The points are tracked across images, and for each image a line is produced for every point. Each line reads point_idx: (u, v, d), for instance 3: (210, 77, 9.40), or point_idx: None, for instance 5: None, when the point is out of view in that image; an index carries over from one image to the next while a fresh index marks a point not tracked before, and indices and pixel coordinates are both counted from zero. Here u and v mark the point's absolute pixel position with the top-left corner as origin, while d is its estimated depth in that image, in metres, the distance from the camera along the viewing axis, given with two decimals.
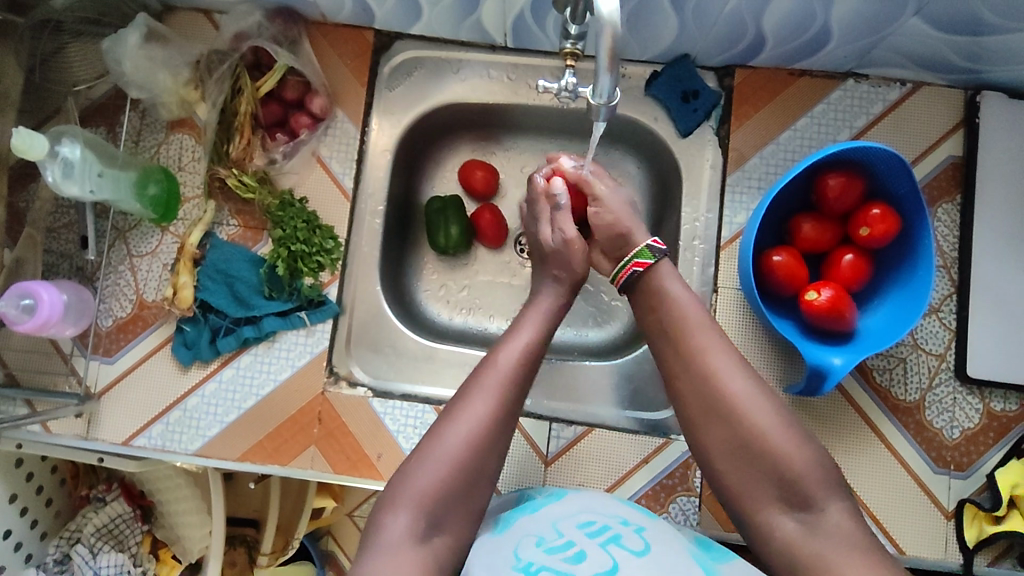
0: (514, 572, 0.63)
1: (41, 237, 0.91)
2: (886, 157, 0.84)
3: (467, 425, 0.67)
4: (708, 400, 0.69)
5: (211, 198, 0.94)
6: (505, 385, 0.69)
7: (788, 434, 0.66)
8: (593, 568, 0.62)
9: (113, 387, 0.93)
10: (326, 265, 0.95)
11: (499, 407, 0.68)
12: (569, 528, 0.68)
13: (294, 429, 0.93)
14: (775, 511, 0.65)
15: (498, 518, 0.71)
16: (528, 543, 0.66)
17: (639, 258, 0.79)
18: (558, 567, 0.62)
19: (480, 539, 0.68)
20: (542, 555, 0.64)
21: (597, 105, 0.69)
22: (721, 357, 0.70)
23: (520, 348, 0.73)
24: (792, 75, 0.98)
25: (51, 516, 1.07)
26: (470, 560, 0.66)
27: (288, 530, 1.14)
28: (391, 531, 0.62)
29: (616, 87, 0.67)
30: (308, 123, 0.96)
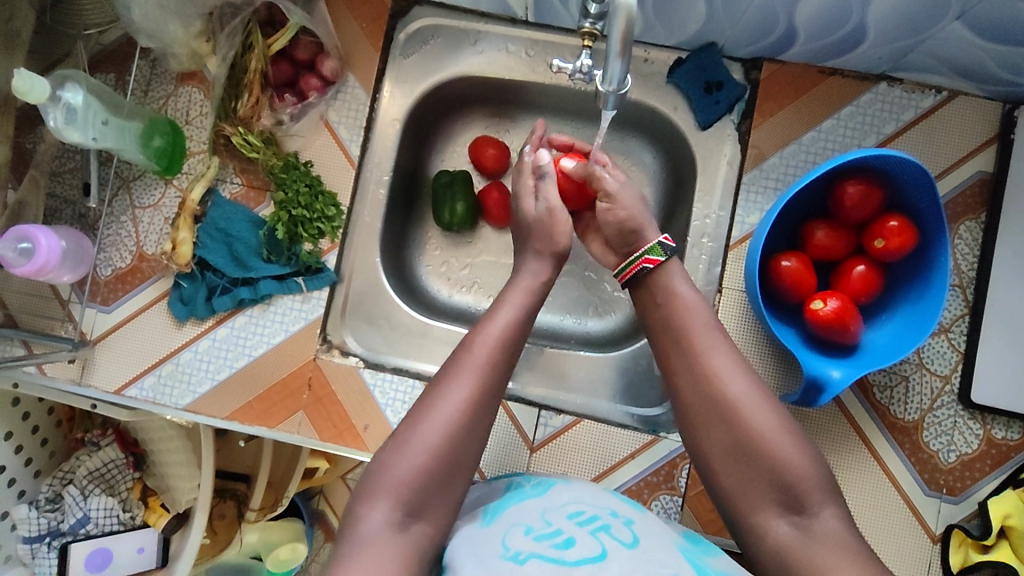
0: (501, 560, 0.58)
1: (45, 180, 0.91)
2: (910, 168, 0.81)
3: (446, 403, 0.66)
4: (708, 401, 0.67)
5: (215, 155, 0.94)
6: (487, 366, 0.68)
7: (785, 439, 0.64)
8: (583, 552, 0.58)
9: (109, 335, 0.93)
10: (327, 232, 0.94)
11: (480, 388, 0.67)
12: (557, 517, 0.64)
13: (283, 392, 0.93)
14: (754, 520, 0.64)
15: (484, 509, 0.69)
16: (516, 532, 0.62)
17: (650, 254, 0.77)
18: (546, 552, 0.58)
19: (462, 532, 0.65)
20: (530, 542, 0.60)
21: (605, 92, 0.67)
22: (721, 357, 0.68)
23: (506, 330, 0.72)
24: (822, 74, 0.94)
25: (45, 456, 1.09)
26: (453, 551, 0.63)
27: (280, 487, 1.15)
28: (366, 523, 0.61)
29: (627, 74, 0.65)
30: (318, 85, 0.94)
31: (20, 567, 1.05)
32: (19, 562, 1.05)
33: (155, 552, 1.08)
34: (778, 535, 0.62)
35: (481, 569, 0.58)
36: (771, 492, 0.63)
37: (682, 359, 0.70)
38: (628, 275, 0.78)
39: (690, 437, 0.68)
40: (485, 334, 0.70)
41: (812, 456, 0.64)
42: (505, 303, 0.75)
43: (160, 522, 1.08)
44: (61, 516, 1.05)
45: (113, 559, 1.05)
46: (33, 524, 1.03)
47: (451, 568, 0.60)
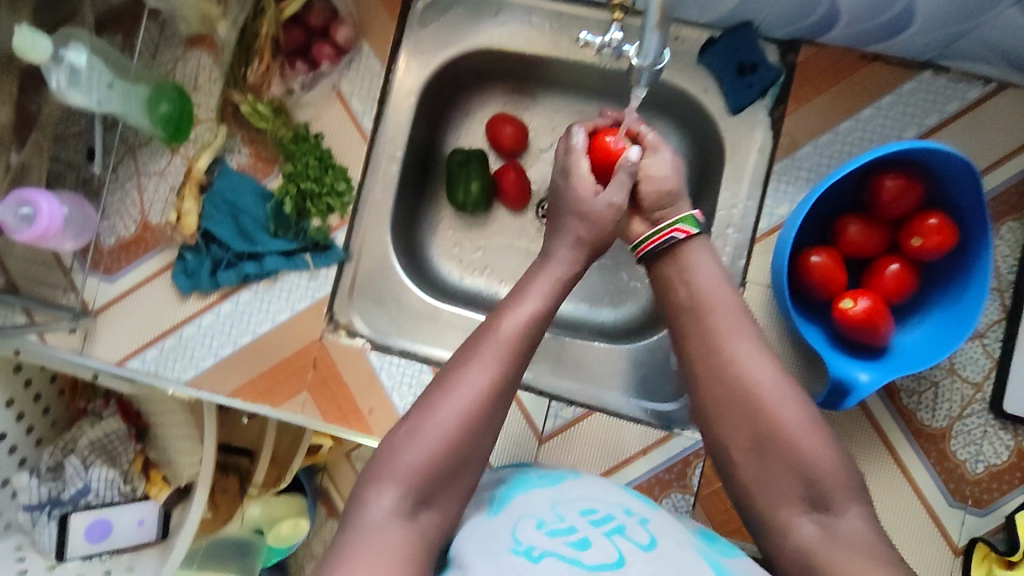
0: (513, 554, 0.55)
1: (49, 145, 0.86)
2: (954, 163, 0.76)
3: (456, 394, 0.62)
4: (732, 397, 0.63)
5: (223, 123, 0.90)
6: (502, 356, 0.64)
7: (811, 435, 0.60)
8: (599, 556, 0.56)
9: (111, 306, 0.91)
10: (336, 208, 0.91)
11: (496, 380, 0.63)
12: (570, 513, 0.61)
13: (288, 371, 0.90)
14: (772, 529, 0.61)
15: (491, 496, 0.66)
16: (527, 525, 0.59)
17: (683, 225, 0.73)
18: (561, 552, 0.56)
19: (468, 522, 0.62)
20: (543, 539, 0.57)
21: (639, 67, 0.62)
22: (743, 346, 0.65)
23: (523, 318, 0.68)
24: (863, 59, 0.88)
25: (47, 424, 1.07)
26: (458, 544, 0.60)
27: (283, 463, 1.13)
28: (371, 509, 0.58)
29: (664, 49, 0.61)
30: (331, 54, 0.90)
31: (20, 534, 1.04)
32: (20, 530, 1.04)
33: (156, 525, 1.05)
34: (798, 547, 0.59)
35: (491, 562, 0.55)
36: (792, 498, 0.60)
37: (703, 356, 0.66)
38: (649, 246, 0.74)
39: (711, 437, 0.65)
40: (501, 323, 0.67)
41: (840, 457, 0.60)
42: (524, 292, 0.71)
43: (161, 496, 1.06)
44: (62, 486, 1.02)
45: (113, 531, 1.03)
46: (33, 492, 1.02)
47: (457, 560, 0.57)
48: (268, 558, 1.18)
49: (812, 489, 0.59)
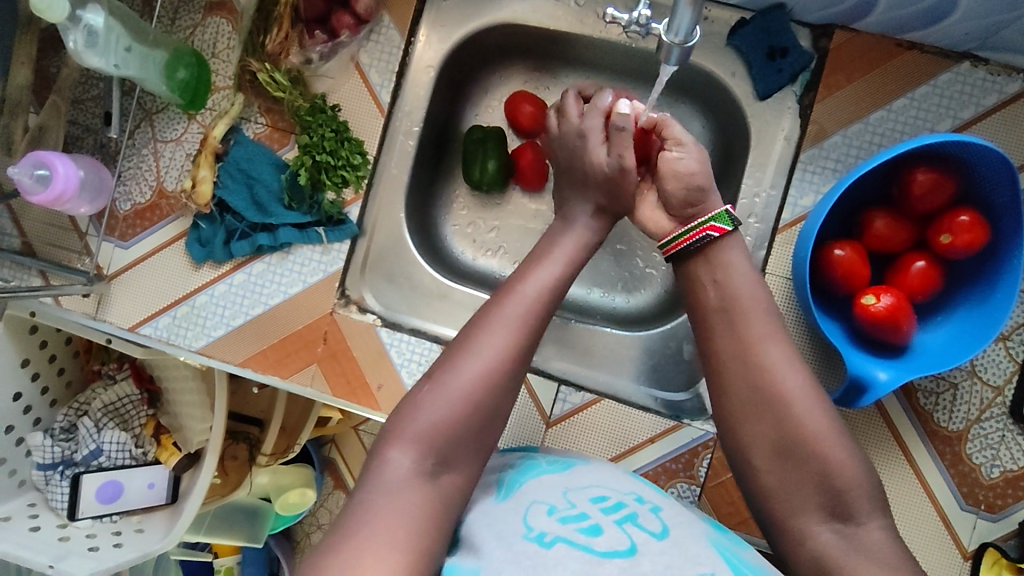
0: (525, 541, 0.55)
1: (66, 107, 0.88)
2: (991, 158, 0.73)
3: (461, 372, 0.61)
4: (754, 390, 0.62)
5: (240, 92, 0.89)
6: (509, 336, 0.63)
7: (840, 442, 0.59)
8: (611, 543, 0.55)
9: (125, 272, 0.91)
10: (351, 182, 0.90)
11: (505, 362, 0.62)
12: (581, 500, 0.61)
13: (299, 343, 0.90)
14: (780, 525, 0.60)
15: (500, 482, 0.66)
16: (538, 511, 0.59)
17: (717, 222, 0.70)
18: (573, 538, 0.55)
19: (478, 507, 0.62)
20: (555, 525, 0.56)
21: (670, 44, 0.60)
22: (774, 348, 0.63)
23: (537, 300, 0.67)
24: (899, 47, 0.85)
25: (62, 385, 1.09)
26: (469, 529, 0.60)
27: (293, 433, 1.14)
28: (394, 467, 0.57)
29: (696, 26, 0.58)
30: (350, 24, 0.88)
31: (33, 492, 1.06)
32: (33, 487, 1.06)
33: (166, 488, 1.07)
34: (806, 543, 0.58)
35: (503, 548, 0.55)
36: (802, 496, 0.59)
37: (719, 348, 0.65)
38: (681, 245, 0.71)
39: (727, 429, 0.64)
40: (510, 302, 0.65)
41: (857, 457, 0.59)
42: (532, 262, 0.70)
43: (171, 461, 1.07)
44: (75, 447, 1.05)
45: (123, 493, 1.05)
46: (47, 451, 1.03)
47: (468, 545, 0.57)
48: (275, 526, 1.21)
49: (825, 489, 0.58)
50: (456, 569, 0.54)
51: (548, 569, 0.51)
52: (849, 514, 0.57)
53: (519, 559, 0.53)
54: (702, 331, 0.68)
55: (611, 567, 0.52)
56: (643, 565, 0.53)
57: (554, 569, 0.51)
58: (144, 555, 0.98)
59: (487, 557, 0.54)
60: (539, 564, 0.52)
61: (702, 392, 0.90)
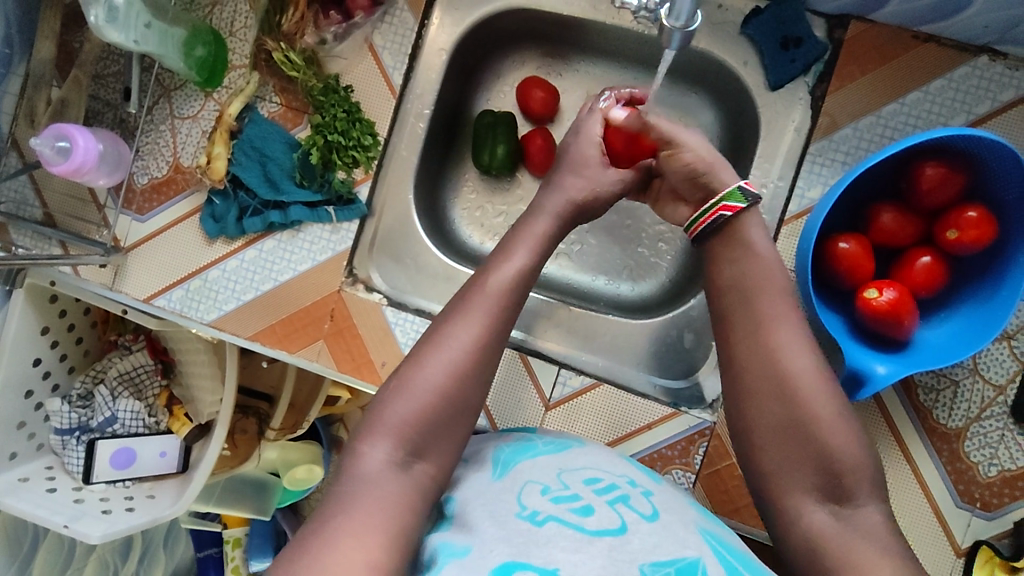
0: (518, 519, 0.57)
1: (87, 82, 0.90)
2: (1002, 154, 0.72)
3: (450, 345, 0.64)
4: (764, 367, 0.62)
5: (256, 70, 0.91)
6: (492, 309, 0.66)
7: (843, 424, 0.60)
8: (602, 522, 0.56)
9: (142, 244, 0.94)
10: (361, 162, 0.91)
11: (485, 333, 0.65)
12: (574, 481, 0.62)
13: (307, 320, 0.92)
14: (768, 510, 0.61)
15: (494, 459, 0.68)
16: (532, 490, 0.60)
17: (729, 201, 0.70)
18: (565, 517, 0.56)
19: (474, 483, 0.64)
20: (548, 505, 0.58)
21: (671, 29, 0.60)
22: (788, 330, 0.63)
23: (512, 279, 0.68)
24: (916, 39, 0.84)
25: (80, 354, 1.12)
26: (462, 504, 0.61)
27: (301, 409, 1.16)
28: (365, 462, 0.59)
29: (697, 9, 0.58)
30: (365, 5, 0.89)
31: (51, 456, 1.10)
32: (50, 451, 1.10)
33: (177, 458, 1.11)
34: (794, 527, 0.59)
35: (496, 525, 0.56)
36: (794, 483, 0.60)
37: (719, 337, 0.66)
38: (700, 227, 0.72)
39: (734, 402, 0.65)
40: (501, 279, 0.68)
41: (858, 444, 0.60)
42: (522, 233, 0.74)
43: (182, 431, 1.11)
44: (90, 413, 1.09)
45: (135, 460, 1.08)
46: (64, 417, 1.08)
47: (462, 519, 0.59)
48: (283, 500, 1.24)
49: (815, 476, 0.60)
50: (449, 546, 0.55)
51: (539, 545, 0.53)
52: (840, 501, 0.58)
53: (512, 535, 0.54)
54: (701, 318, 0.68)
55: (601, 545, 0.54)
56: (633, 543, 0.55)
57: (545, 545, 0.53)
58: (154, 520, 1.01)
59: (478, 535, 0.55)
60: (531, 541, 0.54)
61: (701, 382, 0.91)
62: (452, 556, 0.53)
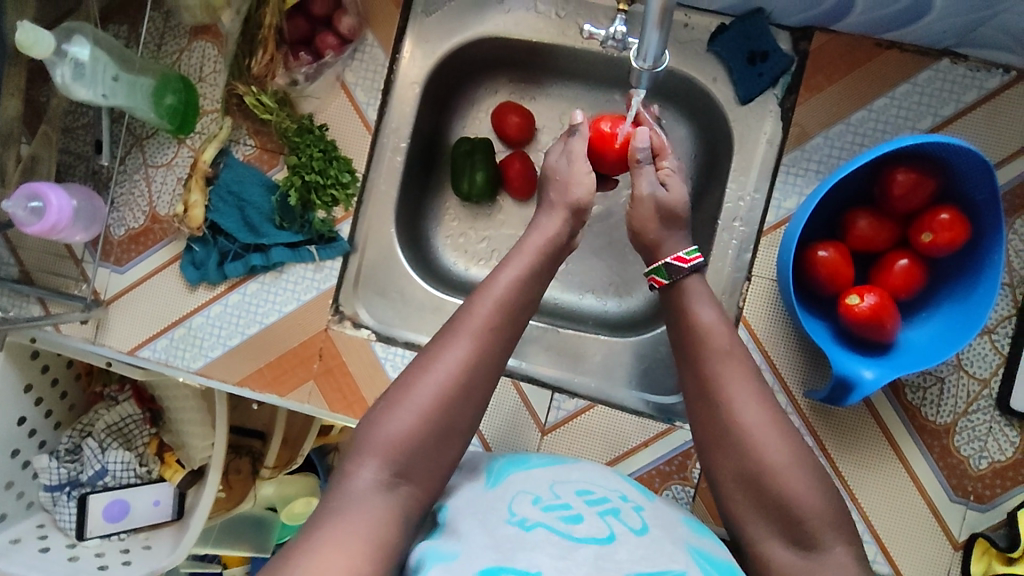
0: (508, 525, 0.57)
1: (57, 136, 0.89)
2: (969, 156, 0.74)
3: (442, 384, 0.64)
4: (721, 418, 0.65)
5: (228, 115, 0.91)
6: (481, 343, 0.66)
7: (798, 473, 0.61)
8: (591, 531, 0.57)
9: (123, 296, 0.93)
10: (341, 200, 0.91)
11: (476, 372, 0.65)
12: (566, 492, 0.63)
13: (295, 361, 0.92)
14: (764, 524, 0.61)
15: (488, 469, 0.68)
16: (524, 499, 0.61)
17: (656, 275, 0.75)
18: (554, 525, 0.57)
19: (463, 496, 0.64)
20: (538, 513, 0.59)
21: (640, 69, 0.61)
22: (740, 383, 0.66)
23: (500, 312, 0.69)
24: (879, 46, 0.86)
25: (65, 408, 1.10)
26: (452, 513, 0.62)
27: (294, 445, 1.15)
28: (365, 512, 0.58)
29: (664, 51, 0.60)
30: (335, 44, 0.89)
31: (41, 513, 1.08)
32: (41, 508, 1.08)
33: (171, 505, 1.09)
34: (794, 540, 0.59)
35: (486, 531, 0.57)
36: (792, 494, 0.60)
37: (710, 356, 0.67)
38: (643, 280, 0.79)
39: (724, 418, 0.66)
40: (488, 313, 0.68)
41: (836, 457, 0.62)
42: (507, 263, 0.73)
43: (175, 478, 1.09)
44: (80, 467, 1.07)
45: (129, 511, 1.06)
46: (53, 473, 1.05)
47: (451, 526, 0.59)
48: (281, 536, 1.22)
49: (808, 486, 0.61)
50: (436, 550, 0.56)
51: (524, 550, 0.54)
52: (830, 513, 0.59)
53: (499, 541, 0.55)
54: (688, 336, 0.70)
55: (586, 552, 0.55)
56: (620, 552, 0.55)
57: (532, 550, 0.54)
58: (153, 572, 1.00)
59: (465, 540, 0.56)
60: (517, 545, 0.55)
61: None
62: (438, 561, 0.54)
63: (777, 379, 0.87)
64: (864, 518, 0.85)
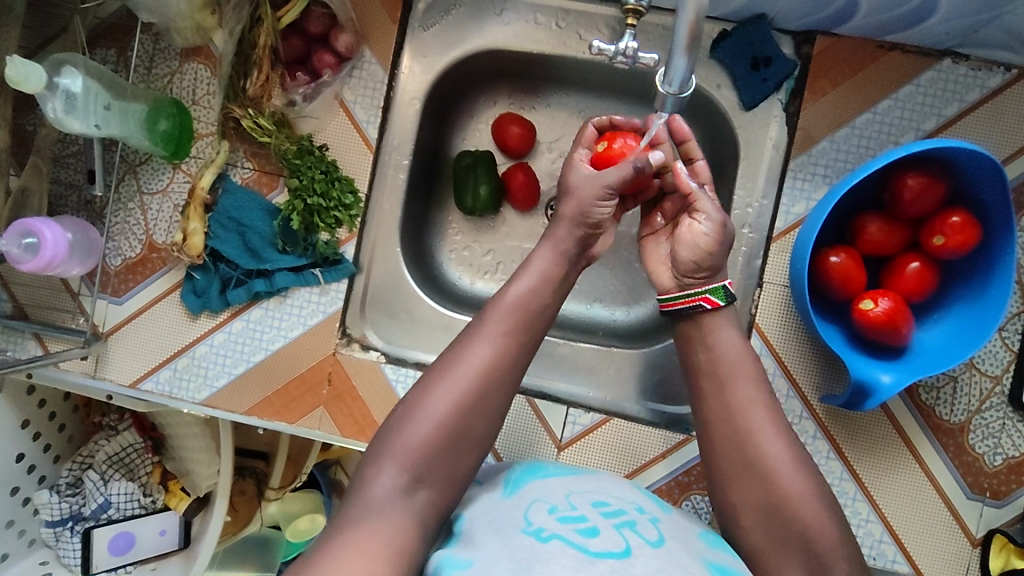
0: (523, 535, 0.55)
1: (48, 166, 0.86)
2: (978, 159, 0.74)
3: (464, 414, 0.62)
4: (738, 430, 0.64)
5: (224, 139, 0.88)
6: (501, 368, 0.65)
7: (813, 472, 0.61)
8: (606, 544, 0.54)
9: (122, 327, 0.90)
10: (344, 221, 0.89)
11: (496, 396, 0.64)
12: (583, 503, 0.60)
13: (302, 388, 0.89)
14: (790, 533, 0.61)
15: (506, 480, 0.67)
16: (540, 509, 0.59)
17: (711, 295, 0.73)
18: (569, 537, 0.55)
19: (479, 509, 0.62)
20: (554, 523, 0.57)
21: (666, 94, 0.60)
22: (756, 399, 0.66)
23: (518, 333, 0.67)
24: (881, 48, 0.86)
25: (63, 441, 1.06)
26: (468, 524, 0.60)
27: (298, 463, 1.12)
28: None
29: (690, 76, 0.59)
30: (332, 62, 0.87)
31: (44, 549, 1.05)
32: (43, 545, 1.05)
33: (177, 534, 1.07)
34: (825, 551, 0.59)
35: (501, 542, 0.55)
36: None
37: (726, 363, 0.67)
38: (678, 304, 0.75)
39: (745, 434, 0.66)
40: (505, 336, 0.66)
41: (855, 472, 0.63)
42: (519, 280, 0.71)
43: (181, 506, 1.07)
44: (82, 501, 1.04)
45: (135, 543, 1.04)
46: (54, 508, 1.02)
47: (467, 538, 0.58)
48: (287, 553, 1.14)
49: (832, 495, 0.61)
50: (452, 559, 0.55)
51: (539, 561, 0.52)
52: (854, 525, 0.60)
53: (514, 551, 0.53)
54: None
55: (603, 566, 0.52)
56: (637, 566, 0.52)
57: (546, 561, 0.51)
58: None
59: (482, 549, 0.55)
60: (532, 556, 0.52)
61: None
62: (455, 568, 0.53)
63: (792, 385, 0.87)
64: (881, 518, 0.86)
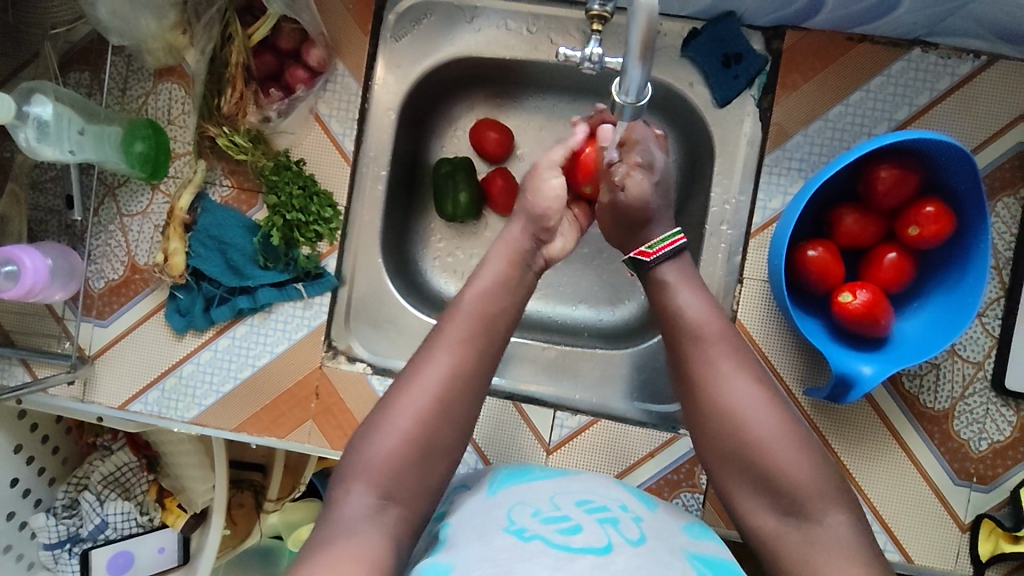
0: (505, 535, 0.56)
1: (26, 193, 0.87)
2: (948, 149, 0.74)
3: (443, 423, 0.63)
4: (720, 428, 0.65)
5: (202, 158, 0.89)
6: (475, 374, 0.66)
7: (796, 457, 0.62)
8: (588, 541, 0.55)
9: (108, 349, 0.90)
10: (325, 235, 0.90)
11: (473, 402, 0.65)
12: (566, 503, 0.61)
13: (291, 401, 0.90)
14: (769, 524, 0.61)
15: (490, 483, 0.67)
16: (523, 511, 0.60)
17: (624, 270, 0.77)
18: (551, 536, 0.55)
19: (463, 514, 0.62)
20: (536, 523, 0.57)
21: (623, 103, 0.60)
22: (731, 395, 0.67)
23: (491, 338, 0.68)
24: (851, 40, 0.86)
25: (58, 463, 1.06)
26: (452, 530, 0.60)
27: (295, 472, 1.13)
28: None
29: (646, 83, 0.59)
30: (305, 77, 0.88)
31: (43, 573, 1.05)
32: (42, 568, 1.05)
33: (176, 552, 1.08)
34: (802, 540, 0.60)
35: (483, 544, 0.55)
36: (799, 496, 0.60)
37: (697, 352, 0.67)
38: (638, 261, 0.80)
39: None
40: (482, 345, 0.67)
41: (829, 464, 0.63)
42: (500, 287, 0.72)
43: (177, 523, 1.07)
44: (79, 522, 1.04)
45: (135, 561, 1.05)
46: (51, 531, 1.02)
47: (450, 544, 0.58)
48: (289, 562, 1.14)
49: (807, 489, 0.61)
50: (436, 565, 0.55)
51: (521, 560, 0.52)
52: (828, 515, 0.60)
53: (496, 553, 0.53)
54: (673, 343, 0.70)
55: (584, 563, 0.52)
56: (618, 562, 0.53)
57: (528, 561, 0.52)
58: None
59: (465, 553, 0.55)
60: (515, 556, 0.53)
61: None
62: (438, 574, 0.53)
63: (776, 378, 0.88)
64: (871, 507, 0.86)
